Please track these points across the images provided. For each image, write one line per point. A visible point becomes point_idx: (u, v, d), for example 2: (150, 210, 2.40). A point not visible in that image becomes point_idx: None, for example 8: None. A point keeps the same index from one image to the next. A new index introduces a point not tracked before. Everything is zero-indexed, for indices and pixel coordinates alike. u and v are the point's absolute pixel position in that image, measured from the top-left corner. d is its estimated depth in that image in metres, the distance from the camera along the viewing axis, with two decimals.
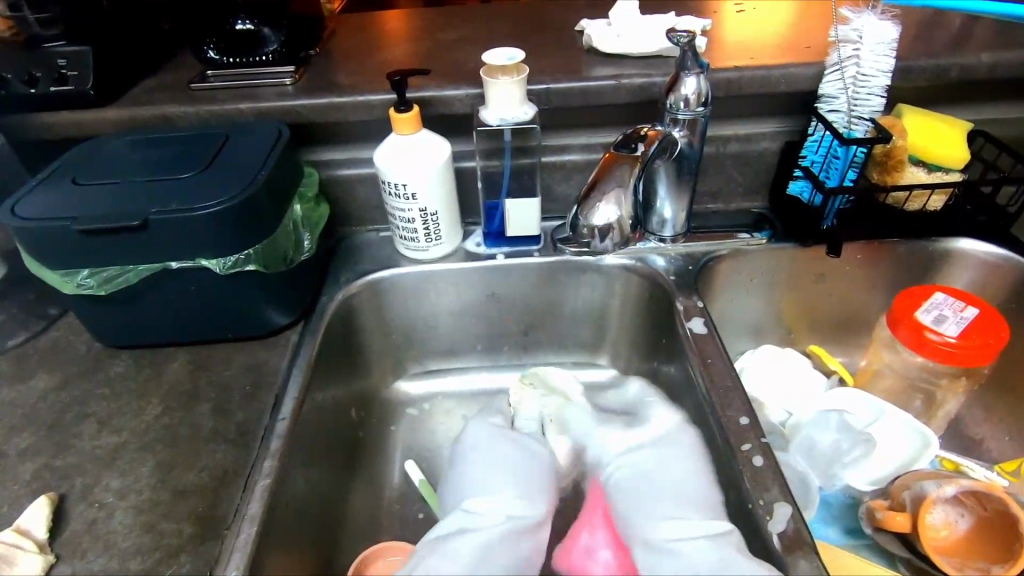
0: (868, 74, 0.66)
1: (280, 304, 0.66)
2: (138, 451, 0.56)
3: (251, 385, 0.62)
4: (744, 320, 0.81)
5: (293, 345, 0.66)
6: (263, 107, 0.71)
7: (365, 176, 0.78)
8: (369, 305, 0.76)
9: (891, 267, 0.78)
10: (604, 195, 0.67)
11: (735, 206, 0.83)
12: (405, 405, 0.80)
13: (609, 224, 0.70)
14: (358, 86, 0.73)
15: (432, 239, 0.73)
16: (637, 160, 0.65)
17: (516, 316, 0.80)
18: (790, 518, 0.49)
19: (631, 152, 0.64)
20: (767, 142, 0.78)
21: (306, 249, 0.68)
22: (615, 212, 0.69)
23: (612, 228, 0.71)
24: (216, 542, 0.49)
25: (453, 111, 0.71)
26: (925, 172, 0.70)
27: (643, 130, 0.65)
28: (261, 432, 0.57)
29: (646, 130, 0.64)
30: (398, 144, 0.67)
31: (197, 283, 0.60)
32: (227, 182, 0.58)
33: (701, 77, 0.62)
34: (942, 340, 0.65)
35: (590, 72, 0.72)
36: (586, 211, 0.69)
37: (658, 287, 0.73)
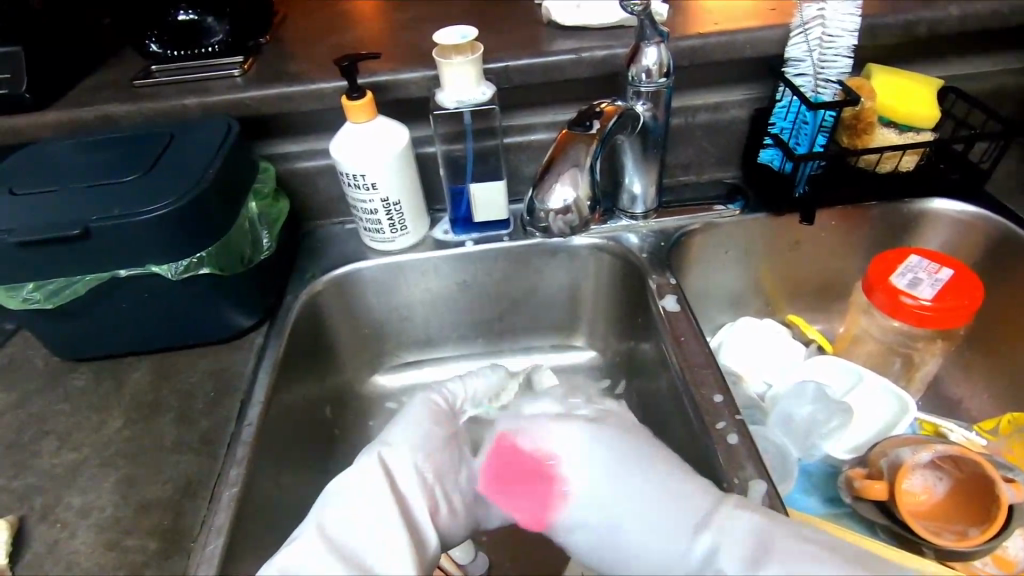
0: (834, 35, 0.64)
1: (242, 306, 0.64)
2: (100, 467, 0.54)
3: (216, 390, 0.60)
4: (721, 293, 0.80)
5: (259, 347, 0.64)
6: (210, 102, 0.68)
7: (325, 167, 0.75)
8: (338, 301, 0.74)
9: (867, 231, 0.77)
10: (559, 174, 0.62)
11: (708, 177, 0.81)
12: (384, 400, 0.79)
13: (566, 206, 0.63)
14: (310, 74, 0.70)
15: (398, 230, 0.71)
16: (593, 138, 0.60)
17: (490, 302, 0.79)
18: (765, 495, 0.48)
19: (586, 130, 0.60)
20: (737, 110, 0.76)
21: (265, 248, 0.65)
22: (571, 194, 0.63)
23: (570, 211, 0.64)
24: (183, 556, 0.47)
25: (409, 95, 0.68)
26: (896, 134, 0.68)
27: (600, 106, 0.61)
28: (226, 440, 0.55)
29: (603, 106, 0.61)
30: (354, 132, 0.65)
31: (150, 290, 0.58)
32: (173, 183, 0.56)
33: (661, 46, 0.60)
34: (917, 304, 0.64)
35: (551, 47, 0.70)
36: (541, 194, 0.63)
37: (631, 266, 0.72)
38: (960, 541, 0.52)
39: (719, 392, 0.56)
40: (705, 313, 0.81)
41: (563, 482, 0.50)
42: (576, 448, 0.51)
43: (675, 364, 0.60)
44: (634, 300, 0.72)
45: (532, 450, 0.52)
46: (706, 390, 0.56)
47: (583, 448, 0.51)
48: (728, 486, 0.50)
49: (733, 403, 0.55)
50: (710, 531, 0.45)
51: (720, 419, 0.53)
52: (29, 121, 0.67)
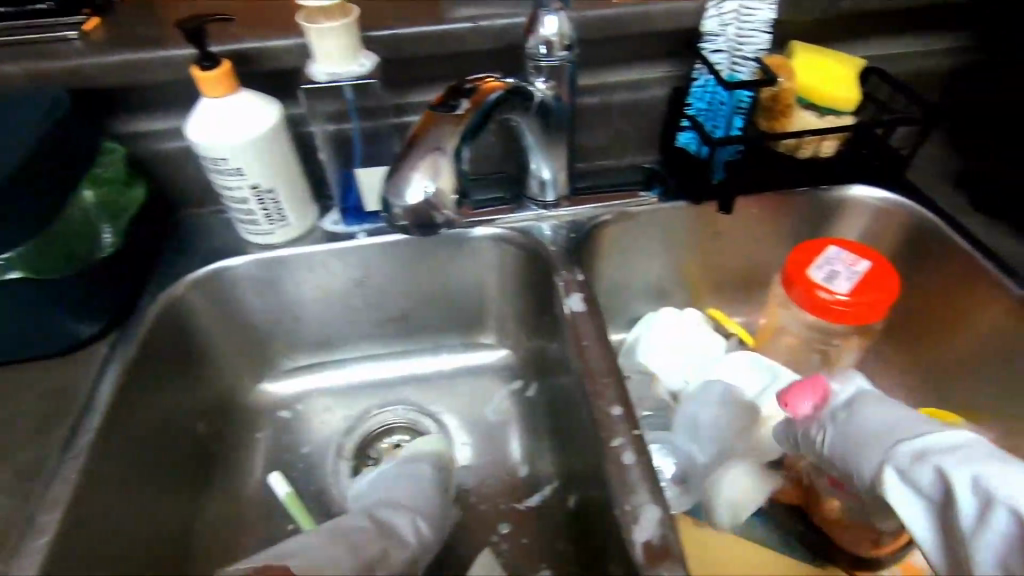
0: (750, 7, 0.59)
1: (79, 313, 0.54)
2: None
3: (45, 414, 0.51)
4: (642, 285, 0.76)
5: (101, 360, 0.55)
6: (39, 70, 0.57)
7: (193, 149, 0.65)
8: (211, 301, 0.65)
9: (788, 220, 0.73)
10: (414, 161, 0.47)
11: (628, 162, 0.76)
12: (274, 409, 0.71)
13: (426, 200, 0.48)
14: (163, 40, 0.60)
15: (277, 221, 0.63)
16: (461, 119, 0.48)
17: (390, 300, 0.71)
18: (658, 524, 0.42)
19: (452, 110, 0.48)
20: (654, 89, 0.70)
21: (108, 246, 0.56)
22: (432, 186, 0.48)
23: (435, 209, 0.49)
24: None
25: (281, 66, 0.59)
26: (817, 117, 0.64)
27: (474, 81, 0.49)
28: (46, 475, 0.47)
29: (479, 80, 0.50)
30: (212, 108, 0.56)
31: None
32: None
33: (562, 14, 0.54)
34: (834, 298, 0.61)
35: (445, 14, 0.62)
36: (393, 185, 0.48)
37: (539, 259, 0.66)
38: None
39: (618, 405, 0.50)
40: (626, 306, 0.76)
41: (829, 390, 0.54)
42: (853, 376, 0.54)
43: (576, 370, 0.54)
44: (543, 297, 0.66)
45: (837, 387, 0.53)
46: (604, 402, 0.50)
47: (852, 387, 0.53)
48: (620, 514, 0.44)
49: (632, 416, 0.49)
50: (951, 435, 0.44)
51: (616, 436, 0.47)
52: None
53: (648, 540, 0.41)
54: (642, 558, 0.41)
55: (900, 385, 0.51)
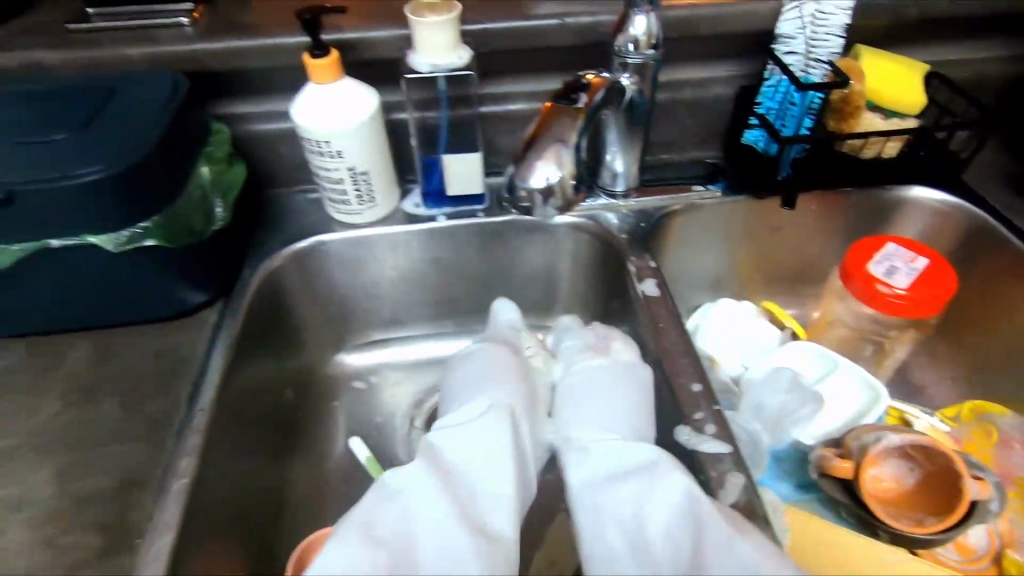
0: (826, 12, 0.62)
1: (193, 281, 0.59)
2: (33, 456, 0.50)
3: (165, 372, 0.55)
4: (698, 275, 0.79)
5: (212, 325, 0.59)
6: (156, 53, 0.61)
7: (285, 131, 0.69)
8: (300, 275, 0.69)
9: (844, 217, 0.76)
10: (541, 152, 0.59)
11: (690, 156, 0.79)
12: (349, 380, 0.75)
13: (548, 184, 0.60)
14: (269, 28, 0.64)
15: (366, 202, 0.67)
16: (579, 112, 0.57)
17: (462, 281, 0.75)
18: (743, 488, 0.46)
19: (572, 103, 0.57)
20: (722, 87, 0.74)
21: (219, 219, 0.60)
22: (555, 173, 0.60)
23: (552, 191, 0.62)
24: (127, 554, 0.44)
25: (379, 56, 0.63)
26: (881, 118, 0.67)
27: (586, 78, 0.57)
28: (177, 426, 0.51)
29: (589, 77, 0.57)
30: (318, 94, 0.60)
31: (87, 262, 0.53)
32: (111, 144, 0.50)
33: (651, 15, 0.57)
34: (892, 292, 0.64)
35: (531, 10, 0.65)
36: (522, 172, 0.60)
37: (609, 247, 0.69)
38: (918, 526, 0.52)
39: (698, 381, 0.54)
40: (682, 295, 0.80)
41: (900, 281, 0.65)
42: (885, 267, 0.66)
43: (653, 349, 0.58)
44: (611, 282, 0.70)
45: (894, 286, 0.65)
46: (684, 379, 0.54)
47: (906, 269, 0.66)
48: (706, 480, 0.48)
49: (712, 392, 0.53)
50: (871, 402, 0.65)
51: (698, 410, 0.51)
52: None
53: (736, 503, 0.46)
54: None
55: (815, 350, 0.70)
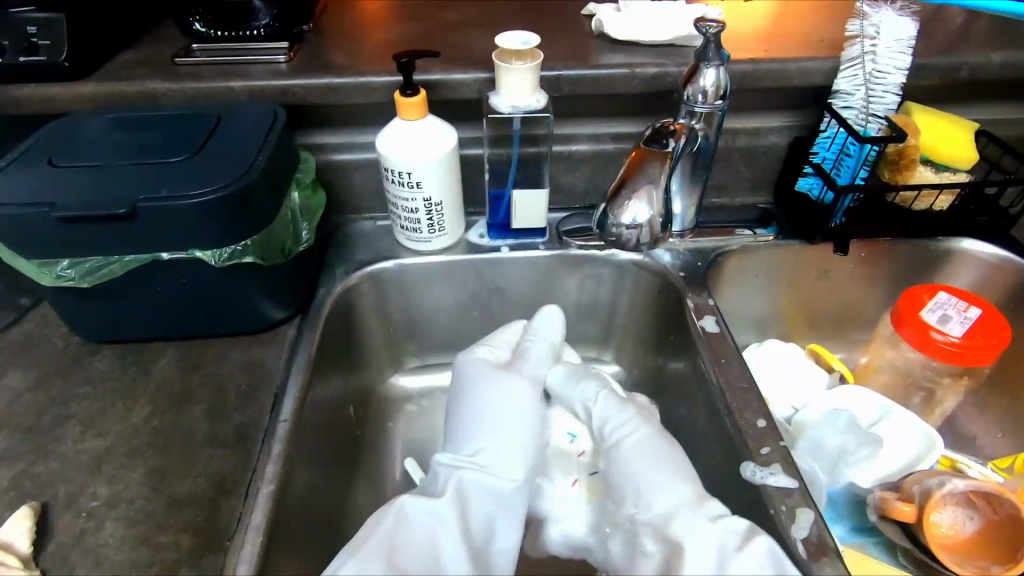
0: (883, 71, 0.66)
1: (278, 298, 0.62)
2: (127, 456, 0.52)
3: (248, 383, 0.58)
4: (747, 315, 0.81)
5: (291, 341, 0.63)
6: (256, 87, 0.66)
7: (362, 162, 0.74)
8: (368, 298, 0.72)
9: (892, 265, 0.78)
10: (634, 192, 0.58)
11: (740, 201, 0.82)
12: (404, 401, 0.77)
13: (638, 225, 0.59)
14: (358, 67, 0.69)
15: (436, 231, 0.71)
16: (669, 156, 0.56)
17: (519, 311, 0.78)
18: (814, 523, 0.48)
19: (664, 148, 0.56)
20: (775, 137, 0.77)
21: (305, 240, 0.64)
22: (646, 212, 0.59)
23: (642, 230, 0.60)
24: (220, 555, 0.45)
25: (458, 96, 0.68)
26: (933, 173, 0.70)
27: (672, 124, 0.56)
28: (261, 435, 0.54)
29: (674, 123, 0.56)
30: (403, 129, 0.64)
31: (189, 276, 0.56)
32: (222, 167, 0.54)
33: (721, 69, 0.61)
34: (946, 340, 0.66)
35: (601, 60, 0.70)
36: (614, 210, 0.59)
37: (667, 285, 0.72)
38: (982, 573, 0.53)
39: (762, 417, 0.56)
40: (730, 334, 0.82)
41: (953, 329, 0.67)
42: (938, 315, 0.68)
43: (716, 385, 0.60)
44: (667, 318, 0.72)
45: (948, 334, 0.66)
46: (749, 414, 0.56)
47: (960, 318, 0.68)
48: (776, 513, 0.49)
49: (776, 428, 0.54)
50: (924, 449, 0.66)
51: (764, 445, 0.53)
52: (63, 91, 0.64)
53: (807, 538, 0.47)
54: (805, 553, 0.47)
55: (868, 397, 0.71)
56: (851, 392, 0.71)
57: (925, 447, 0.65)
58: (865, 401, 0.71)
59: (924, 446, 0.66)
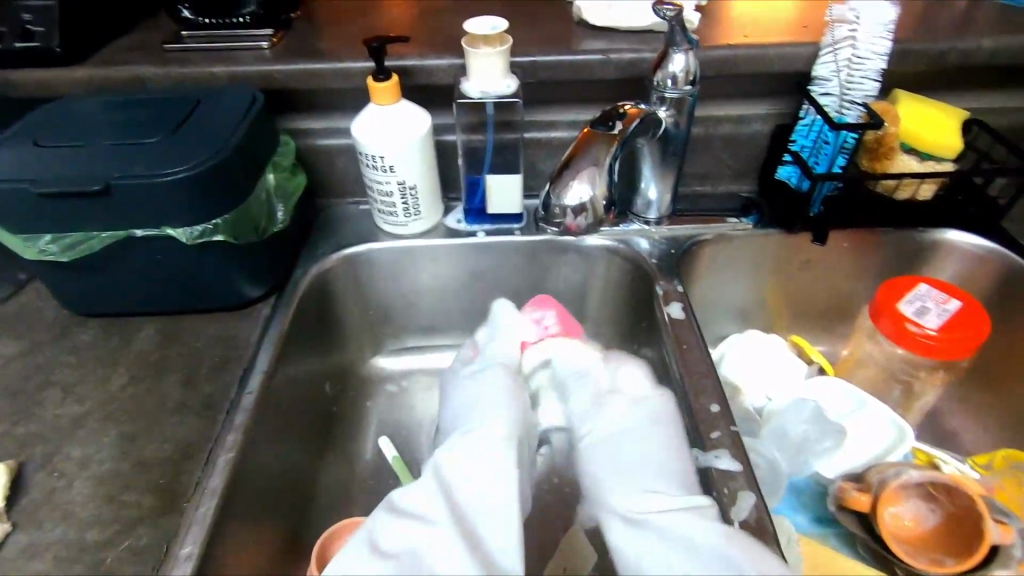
0: (863, 57, 0.64)
1: (253, 276, 0.64)
2: (101, 421, 0.55)
3: (220, 357, 0.61)
4: (728, 305, 0.80)
5: (265, 318, 0.65)
6: (238, 71, 0.68)
7: (344, 147, 0.76)
8: (348, 278, 0.74)
9: (877, 256, 0.76)
10: (578, 172, 0.64)
11: (724, 190, 0.81)
12: (384, 382, 0.79)
13: (581, 204, 0.65)
14: (339, 53, 0.71)
15: (412, 215, 0.72)
16: (614, 138, 0.62)
17: (497, 295, 0.79)
18: (755, 507, 0.48)
19: (609, 130, 0.61)
20: (759, 125, 0.76)
21: (280, 221, 0.66)
22: (588, 192, 0.65)
23: (586, 209, 0.67)
24: (176, 515, 0.48)
25: (434, 81, 0.69)
26: (916, 161, 0.69)
27: (624, 108, 0.62)
28: (227, 405, 0.56)
29: (626, 108, 0.62)
30: (376, 114, 0.65)
31: (163, 252, 0.59)
32: (193, 148, 0.56)
33: (689, 53, 0.60)
34: (922, 332, 0.65)
35: (578, 46, 0.70)
36: (559, 189, 0.65)
37: (639, 270, 0.72)
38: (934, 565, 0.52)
39: (716, 402, 0.56)
40: (711, 323, 0.81)
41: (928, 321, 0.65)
42: (915, 306, 0.67)
43: (677, 371, 0.60)
44: (639, 305, 0.72)
45: (923, 326, 0.65)
46: (704, 399, 0.56)
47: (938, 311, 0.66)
48: (718, 495, 0.49)
49: (729, 413, 0.54)
50: (895, 439, 0.65)
51: (715, 429, 0.53)
52: (58, 75, 0.67)
53: (746, 520, 0.47)
54: None
55: (841, 388, 0.70)
56: (823, 383, 0.70)
57: (895, 439, 0.64)
58: (838, 391, 0.70)
59: (895, 437, 0.65)
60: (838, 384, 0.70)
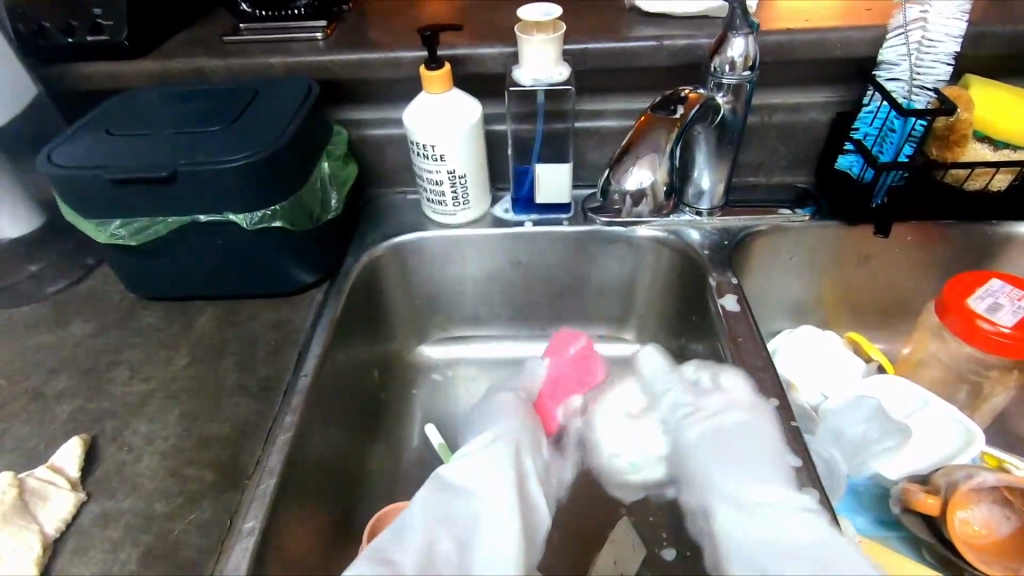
0: (934, 39, 0.61)
1: (307, 262, 0.66)
2: (165, 399, 0.57)
3: (276, 340, 0.62)
4: (780, 300, 0.78)
5: (318, 304, 0.66)
6: (294, 63, 0.70)
7: (394, 137, 0.76)
8: (395, 268, 0.75)
9: (943, 249, 0.73)
10: (638, 159, 0.64)
11: (777, 181, 0.79)
12: (429, 370, 0.80)
13: (641, 188, 0.67)
14: (391, 44, 0.71)
15: (460, 204, 0.72)
16: (676, 123, 0.61)
17: (542, 286, 0.79)
18: (816, 505, 0.48)
19: (670, 114, 0.61)
20: (817, 113, 0.74)
21: (333, 209, 0.67)
22: (648, 177, 0.66)
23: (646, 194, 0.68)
24: (238, 491, 0.49)
25: (485, 70, 0.69)
26: (990, 150, 0.65)
27: (684, 91, 0.61)
28: (284, 387, 0.57)
29: (686, 91, 0.60)
30: (427, 103, 0.65)
31: (223, 237, 0.60)
32: (255, 136, 0.58)
33: (749, 38, 0.58)
34: (995, 331, 0.61)
35: (630, 33, 0.69)
36: (619, 175, 0.66)
37: (689, 262, 0.70)
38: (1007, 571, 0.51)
39: (775, 398, 0.55)
40: (763, 318, 0.79)
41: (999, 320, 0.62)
42: (984, 302, 0.64)
43: (731, 366, 0.59)
44: (688, 298, 0.71)
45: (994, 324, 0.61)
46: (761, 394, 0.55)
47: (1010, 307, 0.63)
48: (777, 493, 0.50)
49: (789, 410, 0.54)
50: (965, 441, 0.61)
51: (774, 425, 0.53)
52: (125, 68, 0.70)
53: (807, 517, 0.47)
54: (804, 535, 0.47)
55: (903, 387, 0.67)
56: (882, 381, 0.67)
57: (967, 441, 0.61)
58: (899, 389, 0.67)
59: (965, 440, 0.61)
60: (897, 383, 0.67)
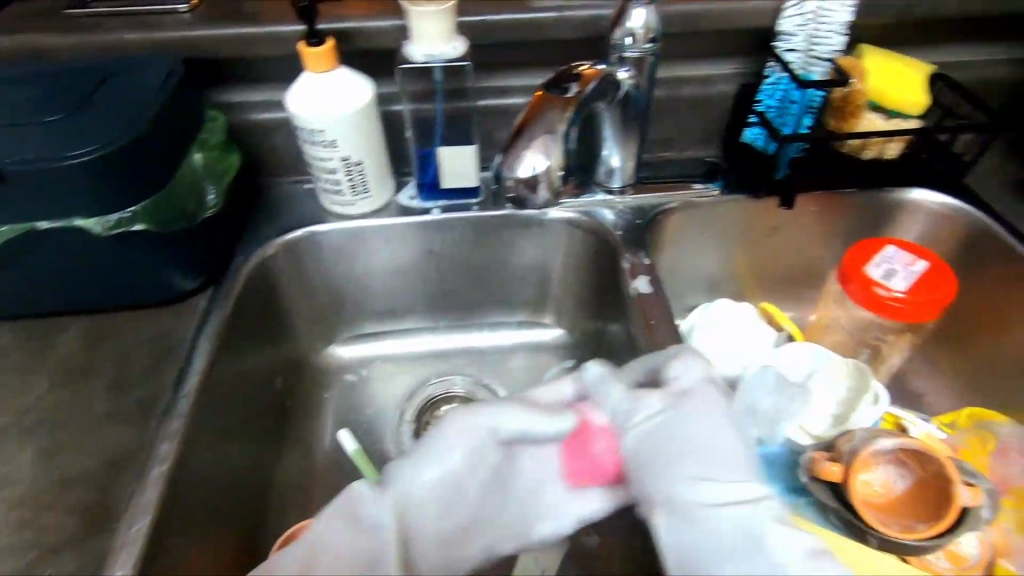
0: (828, 9, 0.62)
1: (185, 267, 0.59)
2: (20, 435, 0.50)
3: (153, 356, 0.56)
4: (696, 275, 0.78)
5: (202, 312, 0.59)
6: (155, 39, 0.61)
7: (282, 120, 0.69)
8: (293, 265, 0.69)
9: (845, 217, 0.75)
10: (530, 139, 0.57)
11: (689, 155, 0.78)
12: (341, 371, 0.75)
13: (535, 175, 0.58)
14: (269, 16, 0.64)
15: (359, 192, 0.67)
16: (570, 102, 0.57)
17: (456, 275, 0.75)
18: None
19: (562, 93, 0.57)
20: (724, 85, 0.73)
21: (210, 206, 0.60)
22: (542, 161, 0.58)
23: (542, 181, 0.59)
24: (107, 536, 0.44)
25: (377, 45, 0.63)
26: (882, 119, 0.66)
27: (580, 69, 0.58)
28: (162, 410, 0.51)
29: (582, 69, 0.58)
30: (309, 82, 0.59)
31: (74, 246, 0.52)
32: (102, 126, 0.50)
33: (649, 8, 0.56)
34: (890, 296, 0.63)
35: (532, 3, 0.65)
36: (509, 160, 0.58)
37: (604, 244, 0.69)
38: (908, 533, 0.51)
39: None
40: (680, 293, 0.79)
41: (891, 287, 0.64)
42: (880, 270, 0.66)
43: (644, 349, 0.58)
44: (604, 279, 0.70)
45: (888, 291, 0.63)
46: None
47: (903, 274, 0.65)
48: None
49: None
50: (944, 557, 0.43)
51: None
52: None
53: None
54: None
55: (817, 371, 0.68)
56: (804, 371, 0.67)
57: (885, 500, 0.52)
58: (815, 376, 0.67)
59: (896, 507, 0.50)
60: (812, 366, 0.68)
